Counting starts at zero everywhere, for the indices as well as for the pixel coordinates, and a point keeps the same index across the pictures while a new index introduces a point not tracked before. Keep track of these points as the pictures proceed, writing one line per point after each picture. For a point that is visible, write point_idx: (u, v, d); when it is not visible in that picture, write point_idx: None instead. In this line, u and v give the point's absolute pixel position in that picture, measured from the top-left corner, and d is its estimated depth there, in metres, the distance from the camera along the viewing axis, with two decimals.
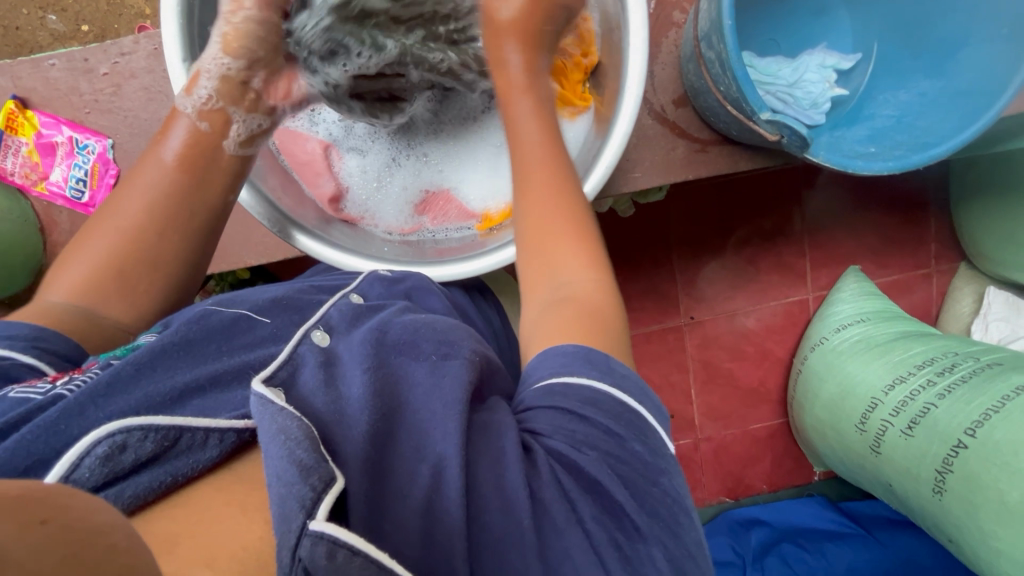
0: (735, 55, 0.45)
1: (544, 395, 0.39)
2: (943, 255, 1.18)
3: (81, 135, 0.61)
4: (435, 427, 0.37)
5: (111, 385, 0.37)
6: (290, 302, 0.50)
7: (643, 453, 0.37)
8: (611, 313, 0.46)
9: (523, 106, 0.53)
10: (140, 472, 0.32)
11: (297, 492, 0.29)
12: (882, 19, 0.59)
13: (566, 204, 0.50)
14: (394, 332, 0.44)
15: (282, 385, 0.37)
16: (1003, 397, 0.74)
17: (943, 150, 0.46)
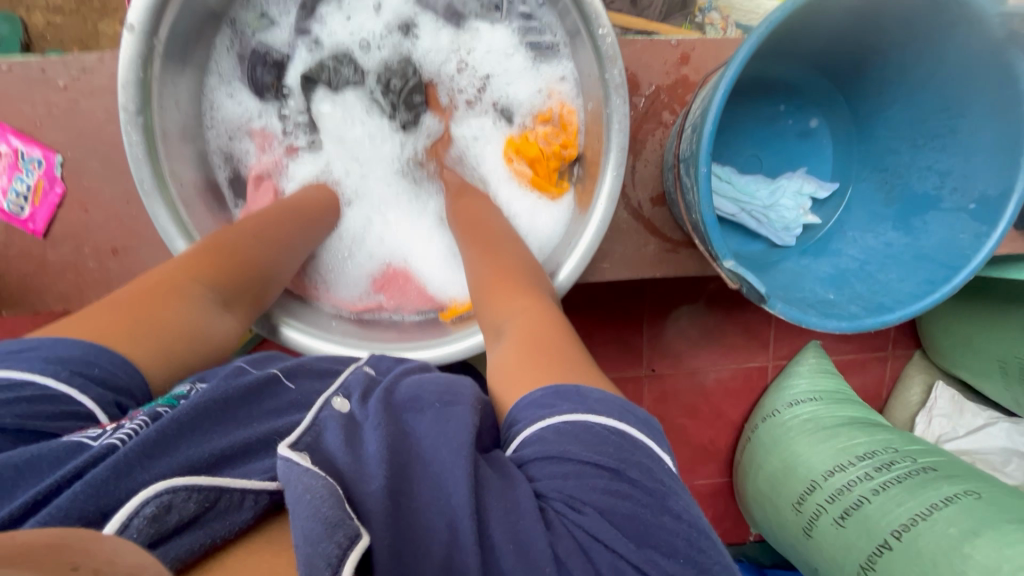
0: (704, 200, 0.46)
1: (526, 446, 0.35)
2: (902, 341, 1.20)
3: (27, 148, 0.57)
4: (443, 477, 0.32)
5: (159, 441, 0.32)
6: (312, 366, 0.47)
7: (642, 480, 0.33)
8: (559, 332, 0.44)
9: (466, 207, 0.59)
10: (179, 535, 0.28)
11: (322, 551, 0.26)
12: (861, 159, 0.61)
13: (500, 256, 0.53)
14: (399, 393, 0.41)
15: (308, 450, 0.33)
16: (932, 505, 0.79)
17: (894, 316, 0.47)
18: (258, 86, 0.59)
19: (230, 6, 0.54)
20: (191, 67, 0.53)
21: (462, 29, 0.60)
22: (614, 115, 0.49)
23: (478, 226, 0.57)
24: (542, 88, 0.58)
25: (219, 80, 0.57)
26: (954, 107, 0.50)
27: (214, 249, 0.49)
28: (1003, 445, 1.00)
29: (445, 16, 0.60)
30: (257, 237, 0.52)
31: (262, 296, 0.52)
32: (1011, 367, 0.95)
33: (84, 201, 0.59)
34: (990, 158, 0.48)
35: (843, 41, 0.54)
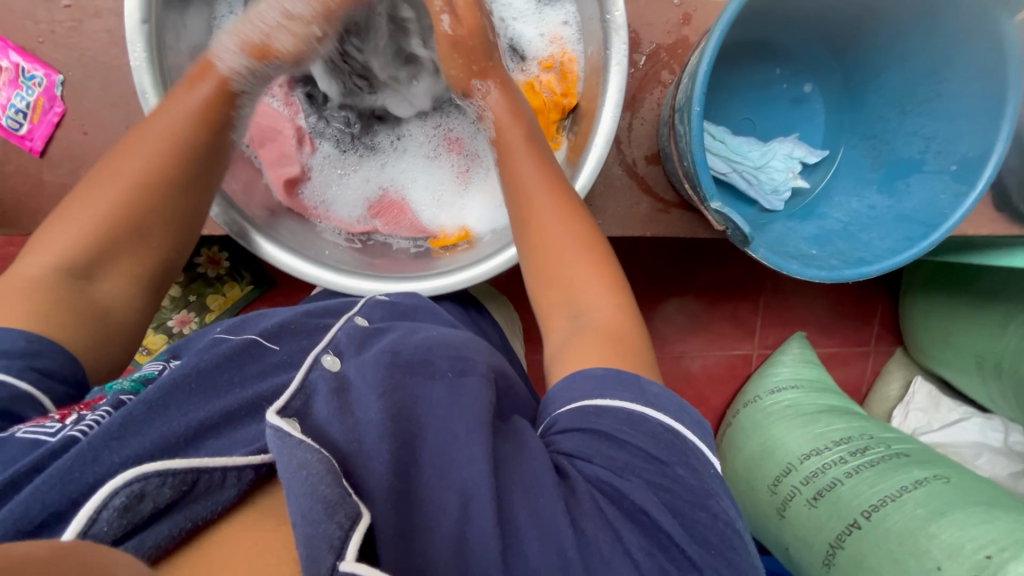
0: (696, 139, 0.47)
1: (574, 416, 0.40)
2: (883, 338, 1.23)
3: (29, 64, 0.57)
4: (461, 454, 0.38)
5: (124, 427, 0.35)
6: (302, 325, 0.52)
7: (686, 477, 0.37)
8: (630, 326, 0.46)
9: (518, 147, 0.51)
10: (160, 520, 0.32)
11: (325, 531, 0.30)
12: (851, 127, 0.62)
13: (568, 220, 0.50)
14: (406, 352, 0.45)
15: (297, 416, 0.37)
16: (901, 488, 0.80)
17: (871, 269, 0.49)
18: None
19: None
20: None
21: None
22: (613, 57, 0.50)
23: (537, 173, 0.50)
24: (544, 34, 0.57)
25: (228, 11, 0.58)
26: (943, 72, 0.52)
27: (98, 206, 0.46)
28: (974, 438, 1.02)
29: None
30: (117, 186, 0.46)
31: (161, 234, 0.48)
32: (986, 361, 0.97)
33: (82, 123, 0.59)
34: (974, 122, 0.51)
35: (839, 6, 0.56)
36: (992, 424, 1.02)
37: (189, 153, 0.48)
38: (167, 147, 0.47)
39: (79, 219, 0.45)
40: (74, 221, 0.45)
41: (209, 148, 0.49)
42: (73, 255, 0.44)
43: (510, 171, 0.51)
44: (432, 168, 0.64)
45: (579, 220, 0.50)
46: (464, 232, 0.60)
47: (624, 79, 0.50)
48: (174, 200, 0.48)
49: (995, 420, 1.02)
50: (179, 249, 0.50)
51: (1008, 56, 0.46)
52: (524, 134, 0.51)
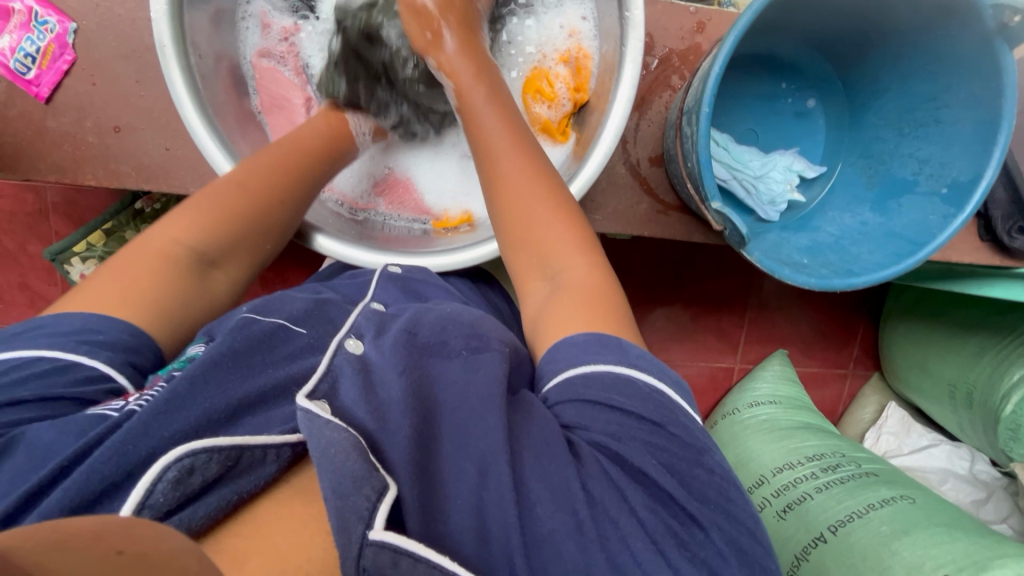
0: (703, 139, 0.48)
1: (565, 388, 0.42)
2: (861, 361, 1.25)
3: (42, 9, 0.57)
4: (480, 424, 0.39)
5: (170, 403, 0.38)
6: (322, 312, 0.51)
7: (679, 434, 0.39)
8: (608, 284, 0.47)
9: (486, 112, 0.52)
10: (209, 492, 0.35)
11: (353, 503, 0.33)
12: (849, 145, 0.64)
13: (544, 180, 0.50)
14: (423, 333, 0.46)
15: (326, 399, 0.39)
16: (868, 505, 0.82)
17: (862, 279, 0.50)
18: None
19: None
20: None
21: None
22: (629, 53, 0.51)
23: (507, 141, 0.51)
24: (561, 27, 0.58)
25: None
26: (941, 98, 0.54)
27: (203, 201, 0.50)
28: (941, 465, 1.05)
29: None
30: (246, 192, 0.51)
31: (274, 238, 0.53)
32: (959, 392, 1.00)
33: (92, 73, 0.59)
34: (960, 145, 0.54)
35: (851, 27, 0.58)
36: (959, 452, 1.05)
37: (287, 171, 0.53)
38: (267, 168, 0.52)
39: (182, 213, 0.50)
40: (182, 213, 0.50)
41: (299, 168, 0.53)
42: (201, 243, 0.50)
43: (477, 136, 0.52)
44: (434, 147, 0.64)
45: (553, 184, 0.50)
46: (467, 216, 0.60)
47: (637, 80, 0.51)
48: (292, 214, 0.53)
49: (962, 448, 1.05)
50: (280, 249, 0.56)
51: (1005, 85, 0.49)
52: (483, 85, 0.52)
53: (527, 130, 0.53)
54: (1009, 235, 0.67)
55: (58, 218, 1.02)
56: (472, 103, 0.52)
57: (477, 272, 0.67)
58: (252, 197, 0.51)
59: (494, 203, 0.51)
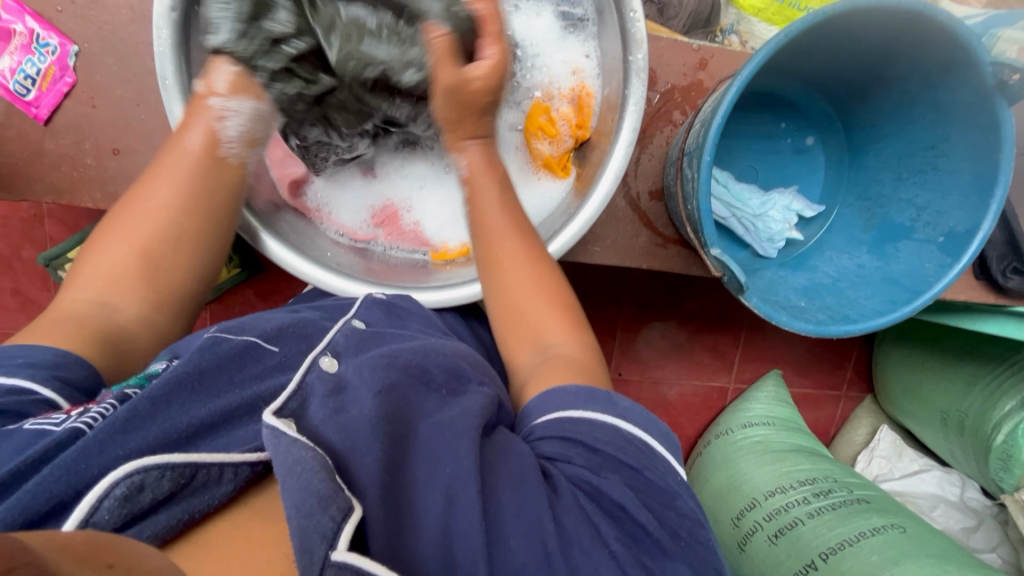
0: (704, 187, 0.50)
1: (551, 424, 0.41)
2: (855, 383, 1.24)
3: (44, 31, 0.57)
4: (448, 454, 0.37)
5: (128, 420, 0.36)
6: (298, 329, 0.49)
7: (656, 480, 0.38)
8: (595, 362, 0.48)
9: (489, 200, 0.51)
10: (158, 511, 0.32)
11: (318, 523, 0.30)
12: (847, 186, 0.68)
13: (540, 271, 0.50)
14: (403, 357, 0.44)
15: (293, 418, 0.36)
16: (860, 534, 0.82)
17: (857, 327, 0.54)
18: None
19: None
20: None
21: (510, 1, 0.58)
22: (631, 97, 0.51)
23: (506, 230, 0.51)
24: (566, 63, 0.58)
25: None
26: (940, 146, 0.57)
27: (117, 242, 0.49)
28: (932, 491, 1.04)
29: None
30: (133, 226, 0.49)
31: (181, 252, 0.50)
32: (951, 419, 0.99)
33: (92, 96, 0.59)
34: (953, 197, 0.57)
35: (854, 61, 0.59)
36: (950, 478, 1.04)
37: (195, 189, 0.50)
38: (171, 191, 0.50)
39: (98, 261, 0.49)
40: (99, 253, 0.49)
41: (209, 183, 0.50)
42: (101, 285, 0.48)
43: (482, 221, 0.51)
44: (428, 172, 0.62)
45: (550, 274, 0.51)
46: (466, 248, 0.60)
47: (636, 133, 0.51)
48: (188, 224, 0.50)
49: (953, 474, 1.04)
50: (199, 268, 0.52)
51: (1002, 140, 0.51)
52: (498, 181, 0.52)
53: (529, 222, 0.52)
54: (1003, 275, 0.67)
55: (54, 224, 1.01)
56: (479, 181, 0.51)
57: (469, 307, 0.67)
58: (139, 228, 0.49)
59: (491, 287, 0.52)
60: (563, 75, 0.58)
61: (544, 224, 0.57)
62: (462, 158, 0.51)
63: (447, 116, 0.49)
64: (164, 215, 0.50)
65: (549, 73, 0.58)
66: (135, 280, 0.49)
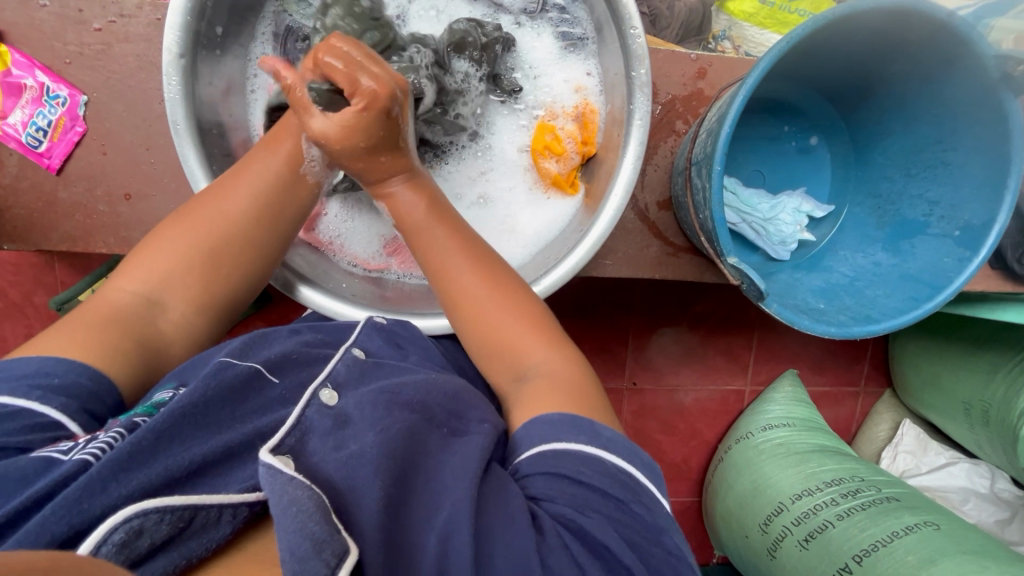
0: (716, 196, 0.50)
1: (536, 459, 0.39)
2: (873, 378, 1.22)
3: (54, 84, 0.58)
4: (447, 494, 0.37)
5: (132, 457, 0.35)
6: (298, 359, 0.48)
7: (642, 514, 0.38)
8: (585, 378, 0.46)
9: (437, 240, 0.48)
10: (155, 557, 0.31)
11: (311, 567, 0.30)
12: (856, 185, 0.68)
13: (502, 296, 0.48)
14: (404, 394, 0.42)
15: (291, 454, 0.36)
16: (892, 533, 0.80)
17: (880, 327, 0.54)
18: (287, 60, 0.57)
19: None
20: (234, 36, 0.54)
21: (511, 22, 0.58)
22: (637, 112, 0.51)
23: (466, 268, 0.48)
24: (568, 82, 0.59)
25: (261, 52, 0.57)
26: (948, 140, 0.57)
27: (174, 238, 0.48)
28: (961, 484, 1.02)
29: (487, 16, 0.58)
30: (193, 228, 0.48)
31: (235, 264, 0.49)
32: (974, 411, 0.97)
33: (102, 143, 0.59)
34: (967, 190, 0.57)
35: (857, 62, 0.60)
36: (978, 470, 1.02)
37: (265, 201, 0.49)
38: (243, 198, 0.48)
39: (151, 261, 0.47)
40: (152, 255, 0.47)
41: (282, 199, 0.50)
42: (151, 283, 0.47)
43: (438, 269, 0.48)
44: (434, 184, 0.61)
45: (518, 289, 0.49)
46: None
47: (643, 149, 0.52)
48: (251, 236, 0.49)
49: (981, 466, 1.02)
50: (249, 283, 0.51)
51: (1010, 132, 0.51)
52: (432, 214, 0.48)
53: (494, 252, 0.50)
54: (1018, 263, 0.67)
55: (63, 268, 1.01)
56: (423, 230, 0.48)
57: None
58: (195, 228, 0.48)
59: (457, 319, 0.49)
60: (569, 93, 0.59)
61: (555, 245, 0.57)
62: (392, 202, 0.47)
63: (352, 163, 0.45)
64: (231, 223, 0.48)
65: (554, 91, 0.59)
66: (178, 283, 0.47)
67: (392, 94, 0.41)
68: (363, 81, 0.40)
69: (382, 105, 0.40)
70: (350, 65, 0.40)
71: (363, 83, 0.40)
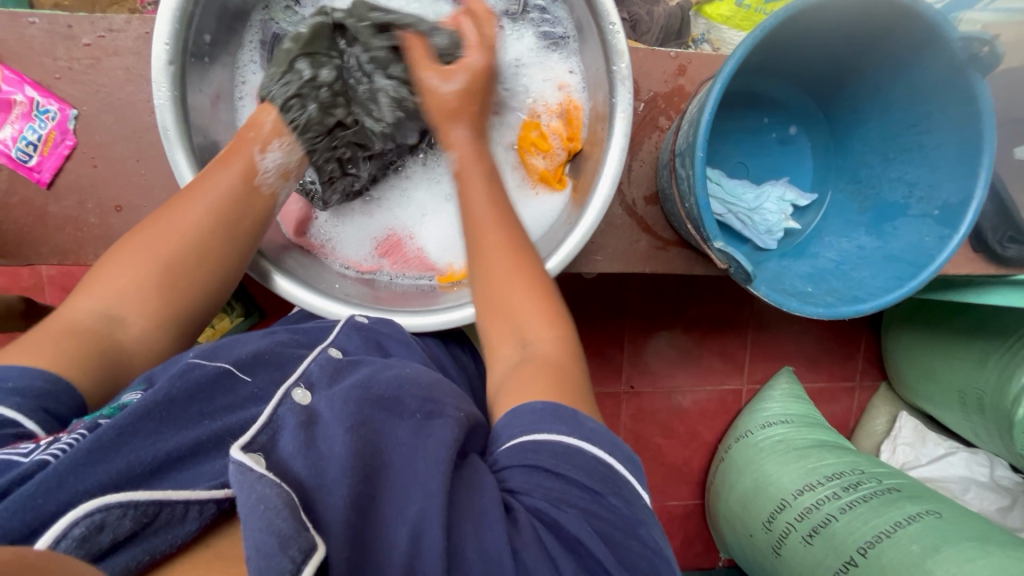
0: (700, 183, 0.51)
1: (514, 454, 0.39)
2: (868, 372, 1.23)
3: (43, 99, 0.58)
4: (418, 489, 0.36)
5: (93, 453, 0.34)
6: (274, 356, 0.48)
7: (619, 507, 0.37)
8: (572, 365, 0.46)
9: (473, 181, 0.52)
10: (117, 552, 0.31)
11: (276, 565, 0.29)
12: (837, 173, 0.70)
13: (521, 259, 0.50)
14: (378, 388, 0.43)
15: (262, 452, 0.36)
16: (896, 523, 0.80)
17: (866, 306, 0.54)
18: None
19: None
20: (223, 45, 0.55)
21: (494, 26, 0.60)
22: (619, 105, 0.52)
23: (491, 212, 0.51)
24: (551, 81, 0.60)
25: (249, 60, 0.58)
26: (921, 123, 0.59)
27: (129, 256, 0.47)
28: (961, 473, 1.02)
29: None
30: (150, 242, 0.48)
31: (193, 275, 0.49)
32: (969, 398, 0.98)
33: (93, 156, 0.60)
34: (942, 169, 0.58)
35: (831, 54, 0.62)
36: (977, 458, 1.03)
37: (223, 208, 0.49)
38: (197, 209, 0.48)
39: (101, 282, 0.47)
40: (105, 275, 0.47)
41: (241, 205, 0.50)
42: (105, 301, 0.46)
43: (473, 211, 0.51)
44: (429, 186, 0.64)
45: (532, 260, 0.51)
46: None
47: (626, 139, 0.53)
48: (209, 244, 0.49)
49: (980, 454, 1.03)
50: (211, 294, 0.50)
51: (980, 111, 0.52)
52: (484, 172, 0.53)
53: (514, 212, 0.53)
54: (1000, 245, 0.68)
55: (54, 290, 1.01)
56: (467, 166, 0.52)
57: (455, 333, 0.66)
58: (154, 240, 0.48)
59: (479, 278, 0.50)
60: (554, 90, 0.60)
61: (543, 240, 0.58)
62: (456, 152, 0.53)
63: (433, 112, 0.53)
64: (187, 237, 0.48)
65: (538, 88, 0.60)
66: (134, 300, 0.47)
67: (490, 62, 0.53)
68: (473, 54, 0.52)
69: (485, 69, 0.53)
70: (471, 39, 0.53)
71: (474, 57, 0.52)
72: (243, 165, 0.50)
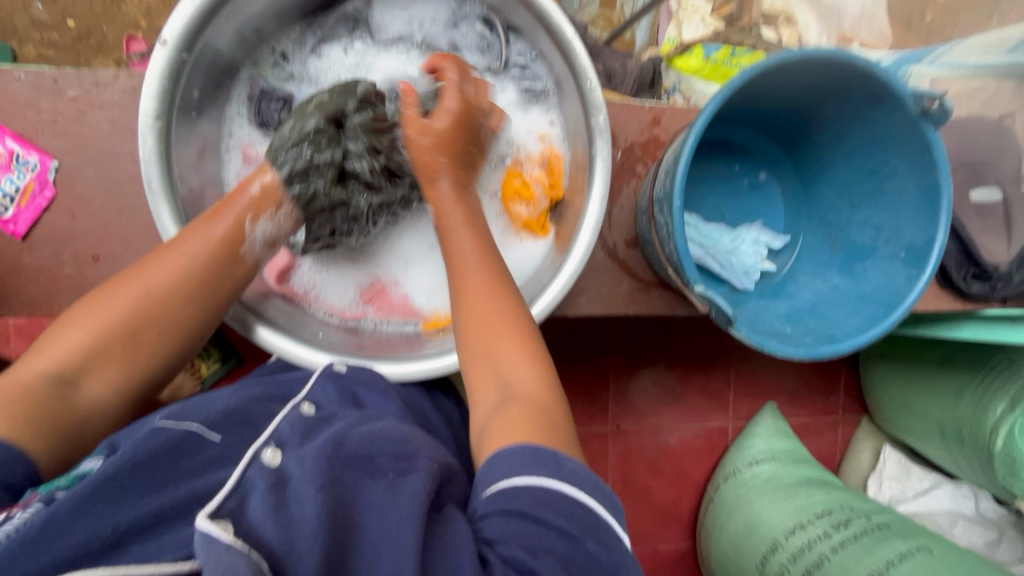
0: (678, 230, 0.53)
1: (495, 498, 0.38)
2: (849, 406, 1.24)
3: (24, 150, 0.58)
4: (389, 549, 0.35)
5: (43, 530, 0.32)
6: (242, 414, 0.47)
7: (597, 553, 0.36)
8: (556, 404, 0.45)
9: (460, 237, 0.53)
10: None
11: None
12: (807, 216, 0.73)
13: (502, 297, 0.50)
14: (349, 445, 0.41)
15: (230, 517, 0.34)
16: (888, 562, 0.80)
17: (844, 345, 0.56)
18: (262, 120, 0.59)
19: (252, 50, 0.58)
20: (210, 99, 0.56)
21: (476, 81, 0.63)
22: (599, 155, 0.54)
23: (479, 264, 0.52)
24: (532, 132, 0.62)
25: (237, 113, 0.59)
26: (883, 170, 0.62)
27: (93, 316, 0.45)
28: (947, 507, 1.03)
29: None
30: (120, 300, 0.46)
31: (166, 335, 0.47)
32: (948, 430, 0.99)
33: (72, 207, 0.59)
34: (905, 211, 0.61)
35: (795, 105, 0.66)
36: (961, 491, 1.04)
37: (204, 270, 0.48)
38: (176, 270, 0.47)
39: (65, 339, 0.45)
40: (71, 330, 0.45)
41: (224, 267, 0.49)
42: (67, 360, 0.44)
43: (459, 262, 0.52)
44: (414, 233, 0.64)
45: (513, 298, 0.51)
46: None
47: (606, 187, 0.55)
48: (186, 307, 0.47)
49: (964, 487, 1.04)
50: (178, 357, 0.48)
51: (935, 159, 0.56)
52: (467, 217, 0.54)
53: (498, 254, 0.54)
54: (965, 281, 0.71)
55: None
56: (452, 222, 0.54)
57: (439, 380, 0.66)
58: (128, 296, 0.46)
59: (460, 319, 0.50)
60: (534, 140, 0.62)
61: (527, 285, 0.59)
62: (438, 203, 0.55)
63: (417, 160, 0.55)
64: (161, 297, 0.47)
65: (519, 139, 0.63)
66: (99, 359, 0.45)
67: (470, 106, 0.56)
68: (453, 99, 0.55)
69: (465, 109, 0.55)
70: (447, 84, 0.56)
71: (451, 101, 0.55)
72: (231, 224, 0.50)
